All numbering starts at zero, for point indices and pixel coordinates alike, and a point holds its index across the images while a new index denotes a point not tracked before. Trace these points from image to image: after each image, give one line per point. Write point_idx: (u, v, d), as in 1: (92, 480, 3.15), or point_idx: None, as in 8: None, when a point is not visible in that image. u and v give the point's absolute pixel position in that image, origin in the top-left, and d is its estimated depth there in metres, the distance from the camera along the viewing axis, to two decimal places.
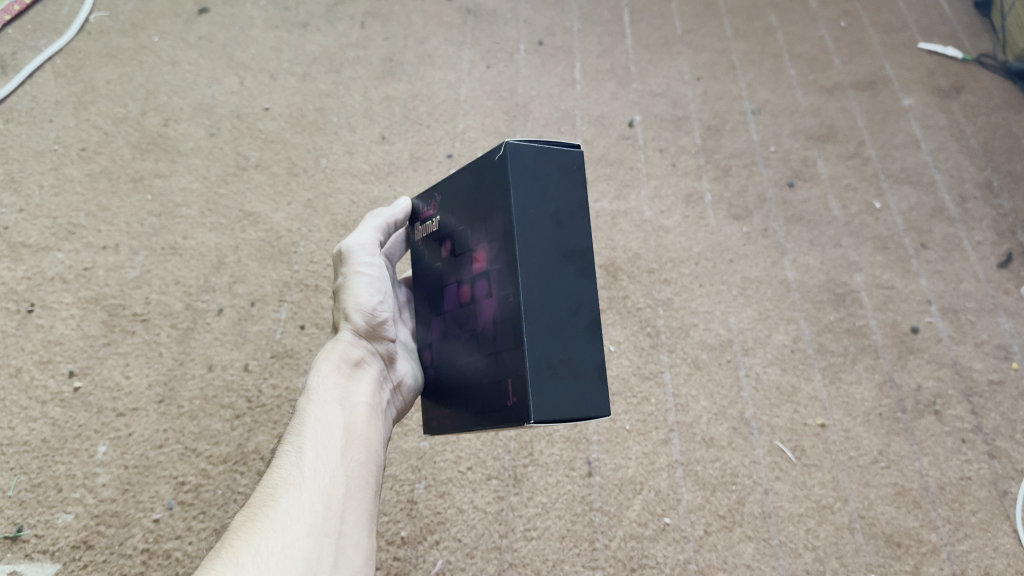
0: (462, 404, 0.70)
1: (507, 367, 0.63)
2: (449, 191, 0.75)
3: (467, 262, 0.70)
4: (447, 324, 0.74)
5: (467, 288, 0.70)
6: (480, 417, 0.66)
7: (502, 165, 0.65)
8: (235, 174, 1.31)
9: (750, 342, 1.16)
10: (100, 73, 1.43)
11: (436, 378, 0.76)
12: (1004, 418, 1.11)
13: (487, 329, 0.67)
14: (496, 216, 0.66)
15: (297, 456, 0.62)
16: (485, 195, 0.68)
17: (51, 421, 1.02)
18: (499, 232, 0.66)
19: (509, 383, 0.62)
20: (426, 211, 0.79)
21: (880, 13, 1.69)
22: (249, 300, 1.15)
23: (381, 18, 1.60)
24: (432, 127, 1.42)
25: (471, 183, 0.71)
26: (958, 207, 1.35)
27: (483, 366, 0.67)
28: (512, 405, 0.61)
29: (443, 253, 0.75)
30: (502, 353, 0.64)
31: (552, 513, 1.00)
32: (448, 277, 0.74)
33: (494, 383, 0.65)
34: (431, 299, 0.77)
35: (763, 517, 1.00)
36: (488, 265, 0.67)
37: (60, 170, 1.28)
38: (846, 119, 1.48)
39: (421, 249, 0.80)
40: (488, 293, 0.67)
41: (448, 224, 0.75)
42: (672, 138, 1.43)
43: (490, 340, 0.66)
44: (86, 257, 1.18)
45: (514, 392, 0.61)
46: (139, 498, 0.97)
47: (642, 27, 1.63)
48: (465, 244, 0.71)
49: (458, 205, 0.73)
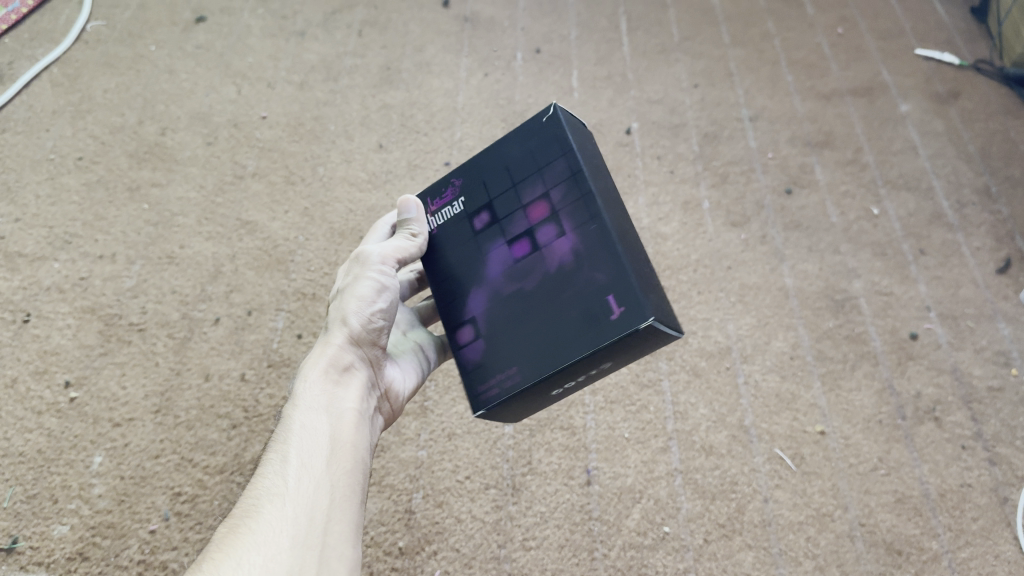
0: (544, 349, 0.67)
1: (603, 290, 0.65)
2: (469, 172, 0.77)
3: (518, 218, 0.72)
4: (499, 287, 0.72)
5: (527, 240, 0.71)
6: (579, 347, 0.65)
7: (552, 118, 0.71)
8: (233, 183, 1.31)
9: (749, 349, 1.16)
10: (97, 83, 1.43)
11: (488, 351, 0.72)
12: (1004, 425, 1.10)
13: (568, 265, 0.68)
14: (552, 163, 0.70)
15: (281, 466, 0.62)
16: (532, 149, 0.72)
17: (46, 432, 1.01)
18: (559, 174, 0.70)
19: (613, 299, 0.64)
20: (438, 202, 0.79)
21: (877, 20, 1.69)
22: (246, 309, 1.15)
23: (379, 26, 1.61)
24: (429, 135, 1.41)
25: (507, 150, 0.74)
26: (957, 213, 1.35)
27: (569, 301, 0.67)
28: (625, 312, 0.63)
29: (476, 226, 0.75)
30: (592, 283, 0.65)
31: (550, 522, 0.99)
32: (493, 241, 0.73)
33: (586, 313, 0.65)
34: (466, 274, 0.75)
35: (763, 525, 1.00)
36: (552, 209, 0.70)
37: (56, 179, 1.28)
38: (844, 126, 1.48)
39: (437, 237, 0.78)
40: (559, 234, 0.69)
41: (478, 196, 0.75)
42: (670, 145, 1.43)
43: (573, 274, 0.67)
44: (83, 266, 1.18)
45: (622, 304, 0.63)
46: (135, 509, 0.96)
47: (640, 34, 1.63)
48: (511, 203, 0.73)
49: (494, 173, 0.75)
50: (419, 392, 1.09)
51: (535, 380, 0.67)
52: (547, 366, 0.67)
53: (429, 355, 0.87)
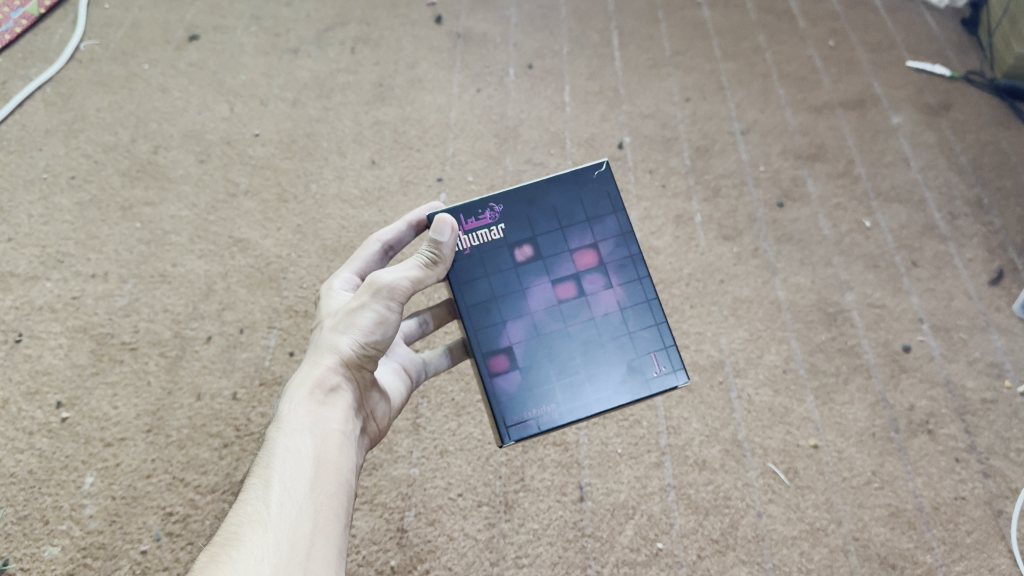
0: (588, 389, 0.81)
1: (642, 346, 0.83)
2: (510, 202, 0.84)
3: (565, 263, 0.85)
4: (540, 323, 0.83)
5: (574, 283, 0.84)
6: (621, 391, 0.81)
7: (605, 179, 0.86)
8: (225, 201, 1.31)
9: (741, 363, 1.16)
10: (90, 101, 1.44)
11: (526, 382, 0.81)
12: (998, 437, 1.10)
13: (613, 316, 0.84)
14: (605, 223, 0.86)
15: (263, 491, 0.62)
16: (583, 202, 0.86)
17: (38, 453, 1.01)
18: (612, 236, 0.86)
19: (650, 357, 0.83)
20: (474, 222, 0.83)
21: (868, 32, 1.70)
22: (238, 327, 1.15)
23: (372, 43, 1.61)
24: (422, 151, 1.42)
25: (554, 194, 0.85)
26: (949, 224, 1.35)
27: (612, 349, 0.83)
28: (666, 370, 0.82)
29: (519, 259, 0.84)
30: (632, 337, 0.83)
31: (543, 540, 0.99)
32: (537, 278, 0.84)
33: (627, 363, 0.82)
34: (506, 304, 0.83)
35: (756, 540, 1.00)
36: (601, 263, 0.85)
37: (49, 199, 1.29)
38: (836, 138, 1.48)
39: (471, 258, 0.83)
40: (607, 289, 0.85)
41: (522, 230, 0.84)
42: (662, 159, 1.43)
43: (617, 325, 0.84)
44: (75, 286, 1.18)
45: (661, 361, 0.83)
46: (126, 530, 0.96)
47: (632, 48, 1.64)
48: (557, 246, 0.85)
49: (541, 214, 0.85)
50: (411, 409, 1.09)
51: (579, 416, 0.80)
52: (594, 406, 0.81)
53: (411, 375, 0.88)
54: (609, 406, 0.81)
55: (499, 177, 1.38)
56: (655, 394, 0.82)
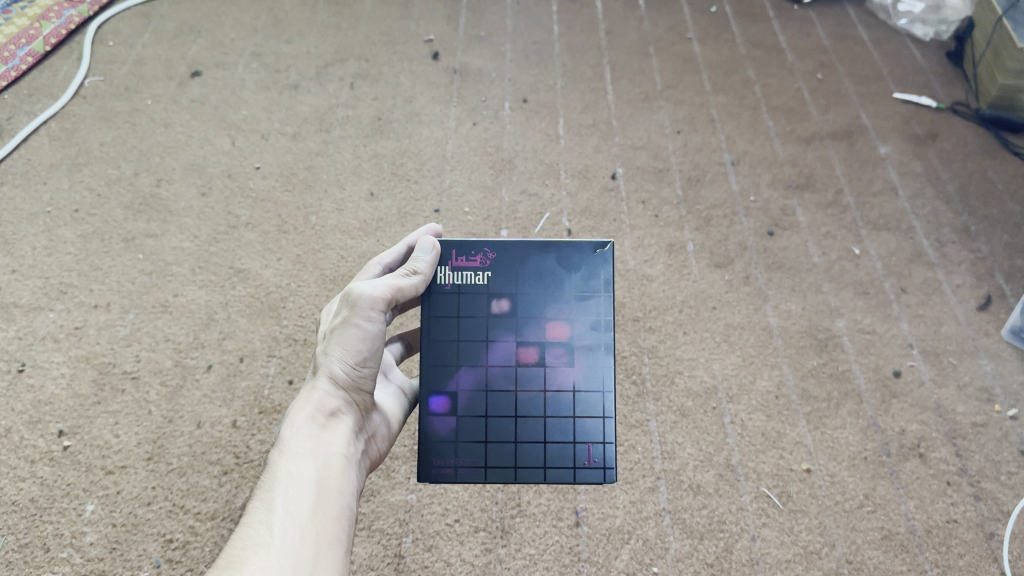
0: (515, 458, 0.81)
1: (580, 434, 0.81)
2: (503, 254, 0.83)
3: (537, 328, 0.83)
4: (492, 378, 0.82)
5: (536, 350, 0.83)
6: (544, 471, 0.81)
7: (603, 260, 0.83)
8: (227, 233, 1.33)
9: (734, 389, 1.17)
10: (94, 136, 1.47)
11: (460, 432, 0.81)
12: (988, 460, 1.11)
13: (563, 397, 0.82)
14: (588, 304, 0.83)
15: (266, 514, 0.63)
16: (575, 274, 0.83)
17: (39, 481, 1.02)
18: (591, 318, 0.83)
19: (586, 447, 0.81)
20: (463, 261, 0.83)
21: (855, 65, 1.74)
22: (238, 355, 1.17)
23: (370, 78, 1.65)
24: (420, 182, 1.45)
25: (547, 258, 0.83)
26: (937, 252, 1.38)
27: (551, 428, 0.82)
28: (597, 465, 0.81)
29: (493, 310, 0.83)
30: (574, 422, 0.82)
31: (539, 564, 1.00)
32: (504, 334, 0.83)
33: (561, 446, 0.81)
34: (467, 350, 0.82)
35: (751, 564, 1.00)
36: (570, 340, 0.83)
37: (52, 231, 1.31)
38: (825, 168, 1.52)
39: (448, 296, 0.82)
40: (568, 370, 0.82)
41: (506, 284, 0.83)
42: (654, 190, 1.46)
43: (564, 407, 0.82)
44: (78, 316, 1.20)
45: (594, 455, 0.81)
46: (127, 557, 0.96)
47: (624, 83, 1.68)
48: (535, 309, 0.83)
49: (529, 274, 0.83)
50: (409, 436, 1.11)
51: (497, 480, 0.81)
52: (514, 474, 0.81)
53: (408, 397, 0.89)
54: (529, 479, 0.81)
55: (495, 208, 1.41)
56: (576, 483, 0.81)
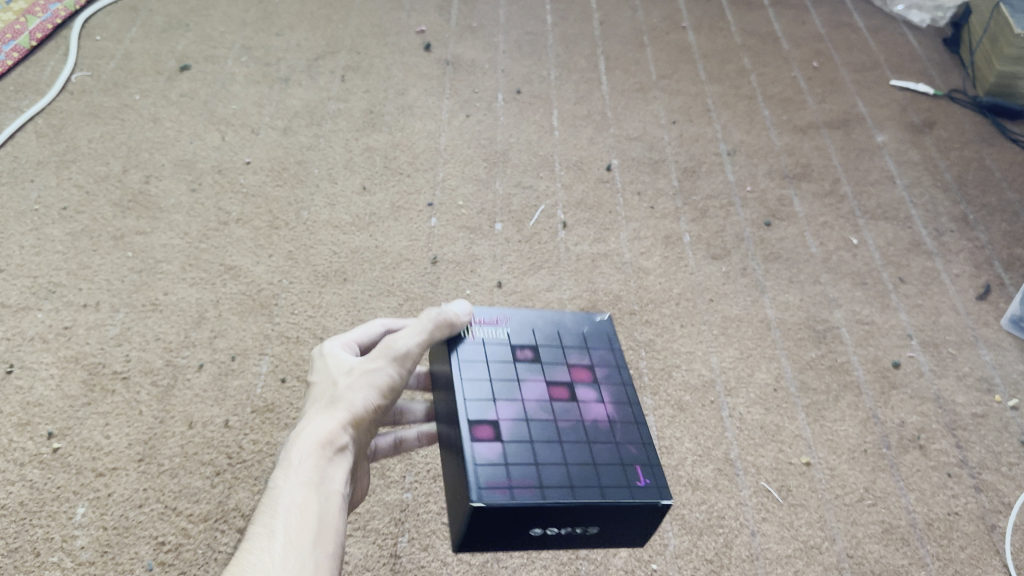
0: (569, 478, 0.69)
1: (627, 456, 0.72)
2: (518, 318, 0.84)
3: (562, 370, 0.80)
4: (530, 411, 0.74)
5: (568, 389, 0.78)
6: (601, 490, 0.68)
7: (604, 325, 0.86)
8: (217, 229, 1.31)
9: (732, 382, 1.16)
10: (82, 133, 1.45)
11: (508, 454, 0.69)
12: (989, 451, 1.10)
13: (602, 425, 0.75)
14: (603, 354, 0.83)
15: (268, 538, 0.60)
16: (584, 332, 0.85)
17: (29, 484, 0.99)
18: (608, 365, 0.82)
19: (636, 468, 0.71)
20: (483, 321, 0.82)
21: (851, 53, 1.73)
22: (230, 354, 1.15)
23: (362, 71, 1.63)
24: (412, 176, 1.43)
25: (558, 323, 0.85)
26: (935, 241, 1.37)
27: (597, 451, 0.72)
28: (652, 483, 0.70)
29: (518, 356, 0.80)
30: (619, 447, 0.73)
31: (537, 563, 0.98)
32: (532, 375, 0.78)
33: (614, 467, 0.71)
34: (500, 386, 0.76)
35: (751, 560, 0.98)
36: (596, 380, 0.80)
37: (40, 230, 1.29)
38: (822, 158, 1.50)
39: (474, 345, 0.79)
40: (601, 405, 0.77)
41: (526, 338, 0.82)
42: (650, 181, 1.45)
43: (604, 433, 0.74)
44: (67, 316, 1.18)
45: (645, 477, 0.71)
46: (118, 560, 0.94)
47: (618, 73, 1.66)
48: (557, 357, 0.81)
49: (546, 332, 0.83)
50: None
51: (557, 499, 0.66)
52: (573, 492, 0.67)
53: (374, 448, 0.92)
54: (589, 498, 0.67)
55: (489, 202, 1.39)
56: (635, 503, 0.69)
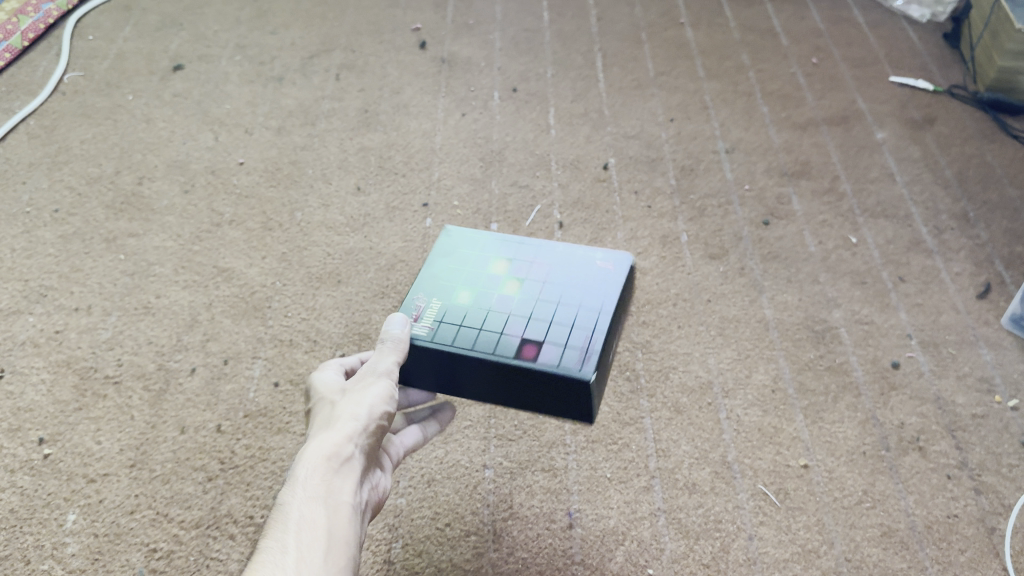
0: (594, 312, 0.82)
1: (589, 261, 0.88)
2: (426, 281, 0.87)
3: (490, 277, 0.88)
4: (518, 311, 0.83)
5: (506, 279, 0.87)
6: (614, 298, 0.84)
7: (457, 233, 0.94)
8: (210, 231, 1.30)
9: (730, 384, 1.15)
10: (75, 134, 1.44)
11: (559, 340, 0.79)
12: (989, 453, 1.09)
13: (550, 271, 0.87)
14: (485, 244, 0.92)
15: (278, 557, 0.60)
16: (459, 247, 0.92)
17: (19, 491, 0.99)
18: (496, 242, 0.92)
19: (601, 260, 0.88)
20: (419, 311, 0.84)
21: (850, 49, 1.72)
22: (222, 357, 1.14)
23: (356, 69, 1.62)
24: (407, 176, 1.42)
25: (443, 258, 0.91)
26: (935, 239, 1.36)
27: (575, 282, 0.86)
28: (617, 256, 0.88)
29: (466, 303, 0.85)
30: (577, 262, 0.88)
31: (532, 569, 0.96)
32: (487, 298, 0.85)
33: (599, 274, 0.86)
34: (487, 322, 0.82)
35: (747, 564, 0.97)
36: (509, 259, 0.90)
37: (32, 233, 1.28)
38: (821, 155, 1.49)
39: (439, 324, 0.82)
40: (528, 260, 0.89)
41: (451, 289, 0.87)
42: (647, 180, 1.43)
43: (559, 270, 0.87)
44: (58, 319, 1.17)
45: (609, 262, 0.88)
46: (109, 568, 0.93)
47: (616, 70, 1.65)
48: (479, 279, 0.88)
49: (452, 271, 0.89)
50: None
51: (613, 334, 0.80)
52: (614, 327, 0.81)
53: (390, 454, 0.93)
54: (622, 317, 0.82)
55: (485, 201, 1.38)
56: (625, 273, 0.86)
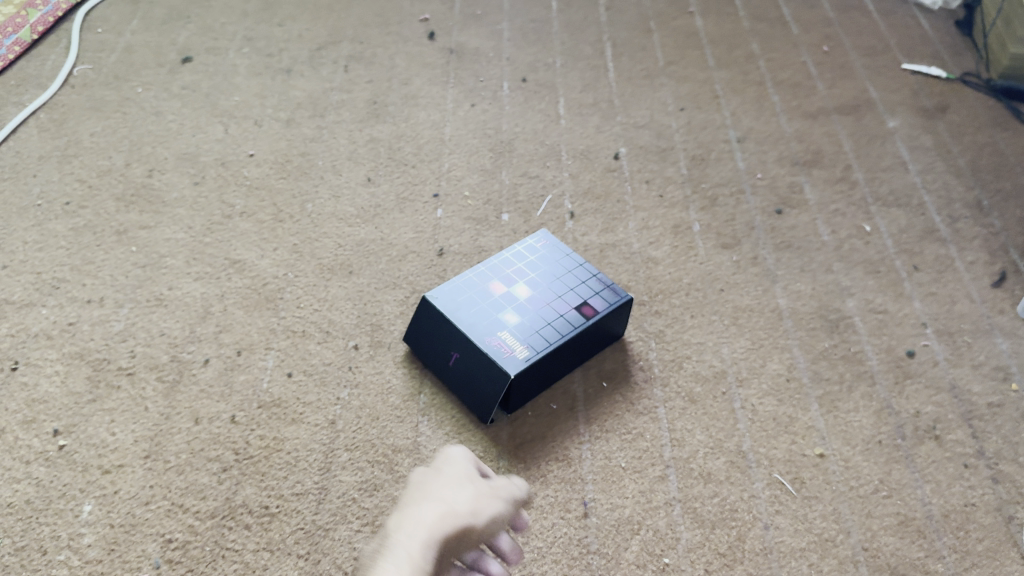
0: (586, 269, 1.17)
1: (553, 248, 1.20)
2: (469, 336, 1.05)
3: (508, 301, 1.11)
4: (550, 294, 1.12)
5: (517, 292, 1.12)
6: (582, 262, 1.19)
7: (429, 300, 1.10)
8: (221, 222, 1.30)
9: (743, 373, 1.15)
10: (85, 127, 1.44)
11: (593, 292, 1.13)
12: (1006, 441, 1.08)
13: (533, 265, 1.17)
14: (467, 287, 1.12)
15: None
16: (446, 309, 1.09)
17: (34, 482, 0.99)
18: (471, 282, 1.13)
19: (555, 244, 1.21)
20: (501, 352, 1.03)
21: (861, 38, 1.71)
22: (235, 349, 1.14)
23: (364, 60, 1.61)
24: (417, 167, 1.41)
25: (453, 316, 1.08)
26: (949, 227, 1.35)
27: (556, 265, 1.17)
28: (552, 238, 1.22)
29: (515, 322, 1.08)
30: (545, 255, 1.19)
31: (547, 558, 0.95)
32: (526, 304, 1.10)
33: (565, 252, 1.19)
34: (542, 313, 1.09)
35: (764, 553, 0.96)
36: (499, 283, 1.13)
37: (43, 225, 1.28)
38: (833, 144, 1.48)
39: (521, 340, 1.05)
40: (507, 272, 1.15)
41: (492, 323, 1.07)
42: (658, 169, 1.43)
43: (538, 262, 1.17)
44: (71, 312, 1.17)
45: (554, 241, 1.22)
46: (126, 558, 0.93)
47: (625, 60, 1.64)
48: (500, 310, 1.09)
49: (471, 317, 1.08)
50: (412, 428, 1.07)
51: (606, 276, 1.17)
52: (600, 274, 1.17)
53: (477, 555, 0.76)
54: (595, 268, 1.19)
55: (495, 192, 1.38)
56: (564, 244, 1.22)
